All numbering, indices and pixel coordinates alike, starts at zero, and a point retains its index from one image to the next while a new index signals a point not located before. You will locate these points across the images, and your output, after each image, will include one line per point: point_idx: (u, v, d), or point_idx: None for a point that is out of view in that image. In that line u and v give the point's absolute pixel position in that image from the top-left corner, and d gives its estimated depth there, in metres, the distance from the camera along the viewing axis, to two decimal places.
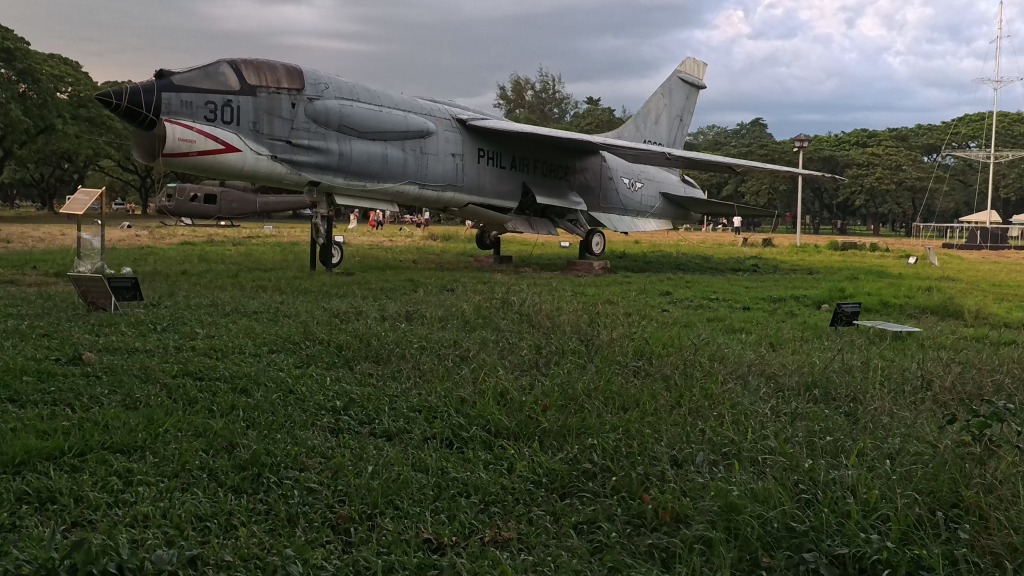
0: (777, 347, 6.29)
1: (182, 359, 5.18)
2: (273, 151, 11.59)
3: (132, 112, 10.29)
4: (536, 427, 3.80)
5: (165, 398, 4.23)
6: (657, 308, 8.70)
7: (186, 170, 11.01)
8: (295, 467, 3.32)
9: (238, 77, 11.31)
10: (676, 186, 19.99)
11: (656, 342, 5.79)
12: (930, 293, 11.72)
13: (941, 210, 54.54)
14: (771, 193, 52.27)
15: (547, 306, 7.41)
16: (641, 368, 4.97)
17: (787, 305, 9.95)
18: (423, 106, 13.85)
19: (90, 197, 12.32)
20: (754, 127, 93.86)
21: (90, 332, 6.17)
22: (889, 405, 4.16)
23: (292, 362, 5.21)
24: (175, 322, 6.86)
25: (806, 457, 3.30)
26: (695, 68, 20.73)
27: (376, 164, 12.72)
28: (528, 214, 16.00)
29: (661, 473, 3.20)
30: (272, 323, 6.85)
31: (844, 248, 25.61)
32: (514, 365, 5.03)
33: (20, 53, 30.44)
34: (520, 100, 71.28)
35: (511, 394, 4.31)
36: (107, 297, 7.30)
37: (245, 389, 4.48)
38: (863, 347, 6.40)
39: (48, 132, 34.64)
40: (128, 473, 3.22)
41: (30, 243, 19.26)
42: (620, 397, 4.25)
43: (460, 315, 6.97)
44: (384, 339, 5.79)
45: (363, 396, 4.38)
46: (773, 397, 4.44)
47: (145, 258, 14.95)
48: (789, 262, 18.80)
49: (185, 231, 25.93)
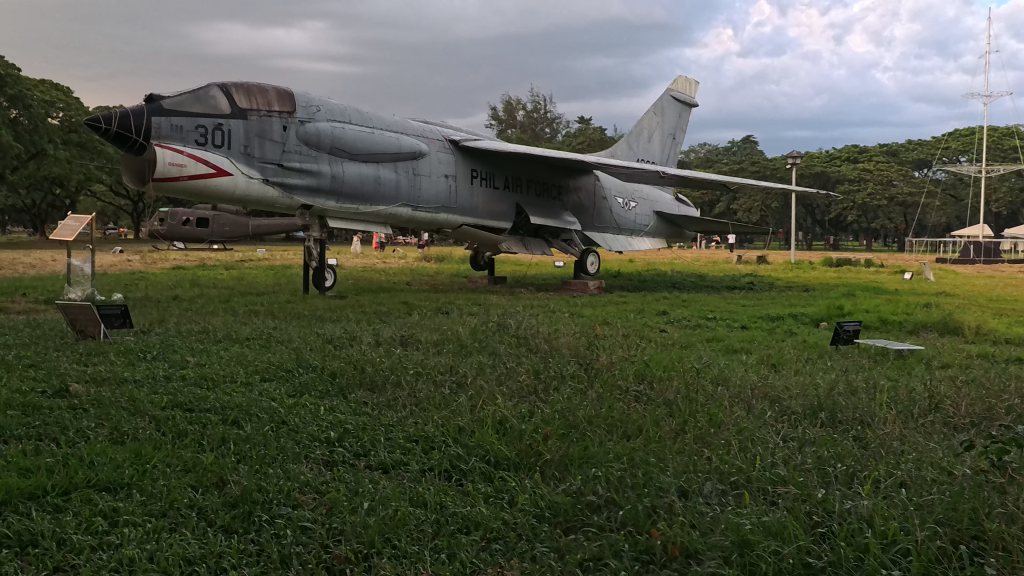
0: (778, 368, 6.18)
1: (172, 389, 5.05)
2: (264, 175, 11.48)
3: (121, 137, 10.17)
4: (538, 457, 3.68)
5: (154, 432, 4.11)
6: (655, 328, 8.61)
7: (177, 195, 10.90)
8: (289, 504, 3.19)
9: (229, 100, 11.23)
10: (669, 205, 19.92)
11: (657, 365, 5.69)
12: (928, 309, 11.65)
13: (933, 225, 54.61)
14: (764, 210, 52.37)
15: (544, 328, 7.32)
16: (641, 392, 4.86)
17: (785, 323, 9.87)
18: (415, 127, 13.78)
19: (80, 222, 12.20)
20: (745, 144, 94.24)
21: (78, 362, 6.05)
22: (900, 430, 4.05)
23: (284, 391, 5.07)
24: (166, 349, 6.74)
25: (818, 487, 3.19)
26: (686, 86, 20.71)
27: (369, 186, 12.62)
28: (522, 234, 15.92)
29: (670, 505, 3.08)
30: (264, 350, 6.73)
31: (839, 264, 25.58)
32: (512, 392, 4.91)
33: (11, 78, 30.38)
34: (511, 120, 71.42)
35: (511, 422, 4.18)
36: (95, 324, 7.17)
37: (236, 421, 4.35)
38: (866, 366, 6.29)
39: (39, 157, 34.58)
40: (114, 513, 3.09)
41: (20, 269, 19.12)
42: (623, 424, 4.12)
43: (456, 339, 6.85)
44: (379, 365, 5.66)
45: (358, 426, 4.26)
46: (780, 423, 4.32)
47: (136, 283, 14.81)
48: (785, 279, 18.72)
49: (178, 255, 25.83)
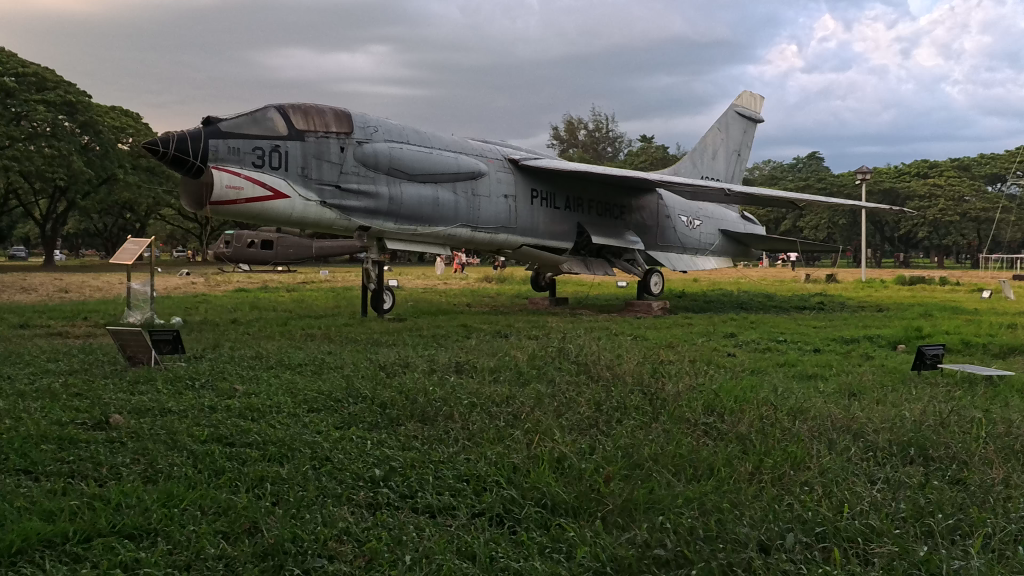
0: (859, 397, 5.75)
1: (214, 421, 4.81)
2: (322, 197, 11.32)
3: (179, 160, 10.10)
4: (599, 502, 3.34)
5: (190, 469, 3.87)
6: (721, 353, 8.22)
7: (234, 218, 10.80)
8: (324, 556, 2.91)
9: (286, 122, 11.13)
10: (735, 223, 19.43)
11: (727, 394, 5.32)
12: (1011, 330, 11.05)
13: (1008, 241, 53.03)
14: (831, 227, 51.36)
15: (606, 354, 6.97)
16: (711, 425, 4.51)
17: (862, 346, 9.37)
18: (474, 146, 13.57)
19: (139, 246, 12.16)
20: (811, 160, 92.78)
21: (123, 391, 5.85)
22: (1005, 473, 3.65)
23: (331, 424, 4.80)
24: (214, 377, 6.53)
25: (918, 543, 2.82)
26: (752, 102, 20.22)
27: (427, 207, 12.41)
28: (583, 254, 15.59)
29: (748, 562, 2.73)
30: (315, 377, 6.47)
31: (913, 282, 24.73)
32: (571, 425, 4.57)
33: (82, 105, 31.01)
34: (573, 140, 71.19)
35: (570, 460, 3.85)
36: (146, 351, 7.01)
37: (277, 457, 4.10)
38: (955, 395, 5.84)
39: (109, 182, 35.23)
40: (135, 564, 2.83)
41: (87, 293, 19.30)
42: (693, 463, 3.77)
43: (513, 366, 6.53)
44: (431, 395, 5.36)
45: (406, 463, 3.97)
46: (866, 464, 3.93)
47: (196, 307, 14.73)
48: (857, 299, 18.07)
49: (241, 276, 25.98)
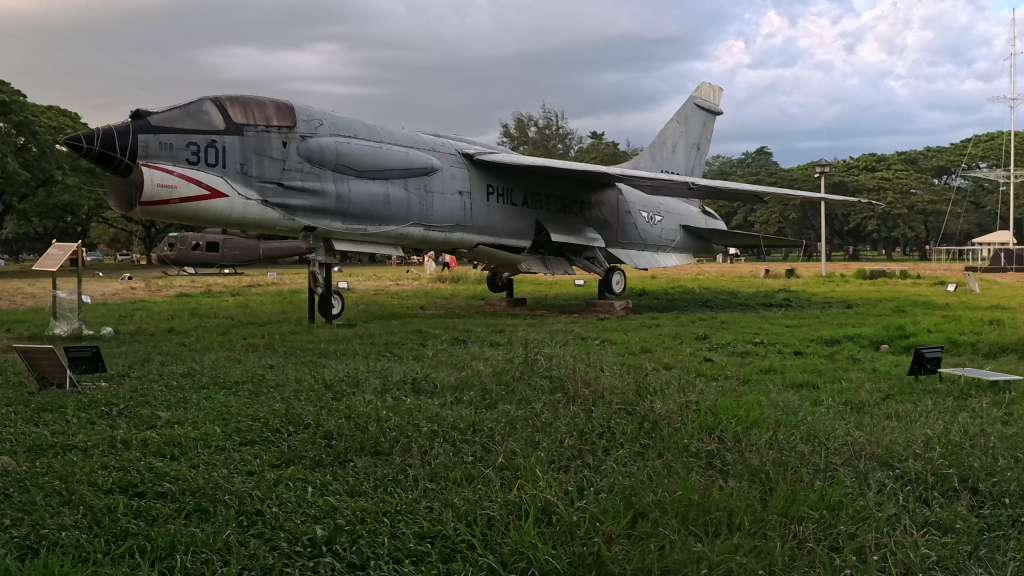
0: (869, 412, 5.08)
1: (124, 462, 4.01)
2: (264, 195, 10.48)
3: (105, 157, 9.20)
4: (602, 570, 2.61)
5: (83, 534, 3.08)
6: (698, 358, 7.59)
7: (166, 219, 9.90)
8: None
9: (223, 115, 10.28)
10: (696, 218, 18.85)
11: (726, 413, 4.66)
12: (991, 326, 10.57)
13: (957, 234, 53.47)
14: (782, 222, 51.40)
15: (580, 365, 6.29)
16: (719, 457, 3.82)
17: (844, 348, 8.83)
18: (426, 141, 12.82)
19: (64, 250, 11.16)
20: (760, 155, 93.27)
21: (27, 421, 5.04)
22: None
23: (266, 461, 4.05)
24: (136, 401, 5.71)
25: None
26: (710, 94, 19.69)
27: (378, 205, 11.62)
28: (542, 253, 14.88)
29: None
30: (253, 399, 5.68)
31: (872, 275, 24.43)
32: (552, 458, 3.85)
33: (16, 104, 29.65)
34: (523, 137, 70.65)
35: (559, 512, 3.13)
36: (61, 372, 6.14)
37: (199, 513, 3.34)
38: (971, 407, 5.23)
39: (49, 184, 33.92)
40: None
41: (18, 300, 18.18)
42: (711, 512, 3.07)
43: (477, 383, 5.76)
44: (384, 422, 4.60)
45: (357, 518, 3.22)
46: (914, 504, 3.29)
47: (132, 314, 13.80)
48: (823, 294, 17.55)
49: (184, 280, 24.87)
